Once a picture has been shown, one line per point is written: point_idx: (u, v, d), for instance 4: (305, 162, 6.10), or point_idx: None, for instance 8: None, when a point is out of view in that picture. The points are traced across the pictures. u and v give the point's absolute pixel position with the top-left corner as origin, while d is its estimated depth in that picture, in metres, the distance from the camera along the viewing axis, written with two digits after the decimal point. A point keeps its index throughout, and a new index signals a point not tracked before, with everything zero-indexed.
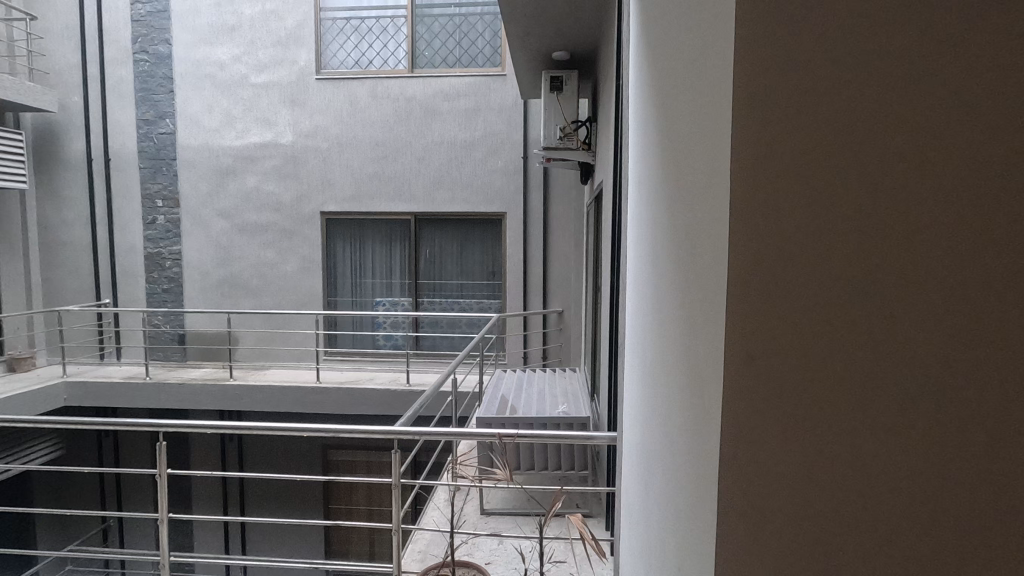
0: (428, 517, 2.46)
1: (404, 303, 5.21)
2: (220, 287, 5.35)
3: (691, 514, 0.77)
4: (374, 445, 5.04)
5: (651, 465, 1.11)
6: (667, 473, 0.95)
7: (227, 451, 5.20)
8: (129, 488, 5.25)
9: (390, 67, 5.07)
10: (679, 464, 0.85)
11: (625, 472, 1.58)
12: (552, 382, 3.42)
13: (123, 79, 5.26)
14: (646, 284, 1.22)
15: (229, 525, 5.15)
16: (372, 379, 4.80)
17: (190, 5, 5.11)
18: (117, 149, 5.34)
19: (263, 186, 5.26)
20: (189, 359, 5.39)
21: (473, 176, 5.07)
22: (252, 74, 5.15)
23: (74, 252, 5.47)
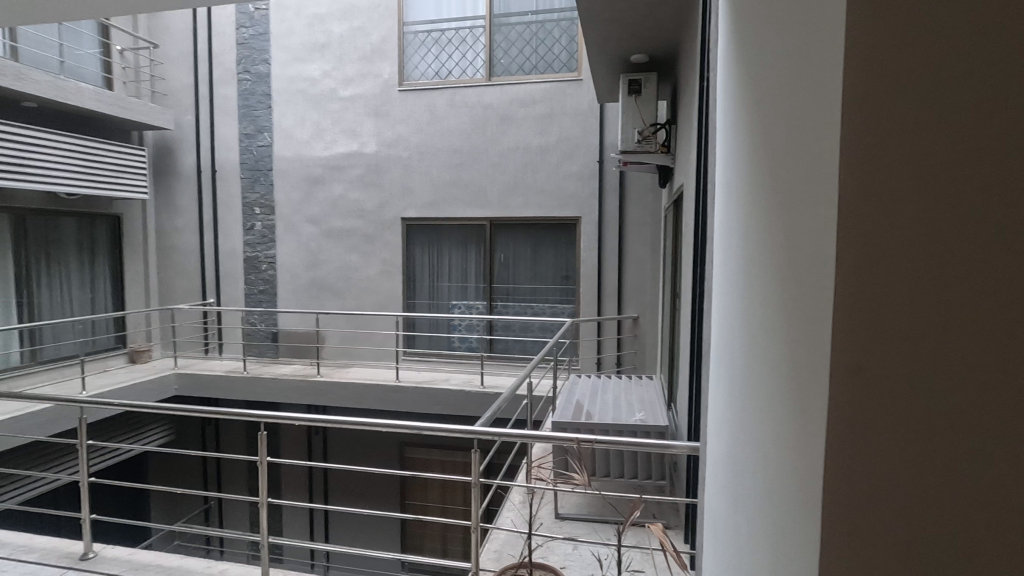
0: (505, 516, 2.49)
1: (479, 306, 5.32)
2: (309, 289, 5.70)
3: (786, 523, 0.75)
4: (449, 444, 5.18)
5: (738, 475, 1.09)
6: (757, 480, 0.93)
7: (314, 443, 5.53)
8: (228, 472, 5.72)
9: (469, 75, 5.20)
10: (773, 480, 0.83)
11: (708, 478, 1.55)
12: (627, 390, 3.34)
13: (228, 97, 5.74)
14: (732, 294, 1.18)
15: (314, 512, 5.48)
16: (448, 380, 4.94)
17: (287, 26, 5.51)
18: (222, 161, 5.84)
19: (349, 194, 5.56)
20: (281, 355, 5.78)
21: (548, 181, 5.10)
22: (340, 88, 5.46)
23: (185, 256, 6.04)
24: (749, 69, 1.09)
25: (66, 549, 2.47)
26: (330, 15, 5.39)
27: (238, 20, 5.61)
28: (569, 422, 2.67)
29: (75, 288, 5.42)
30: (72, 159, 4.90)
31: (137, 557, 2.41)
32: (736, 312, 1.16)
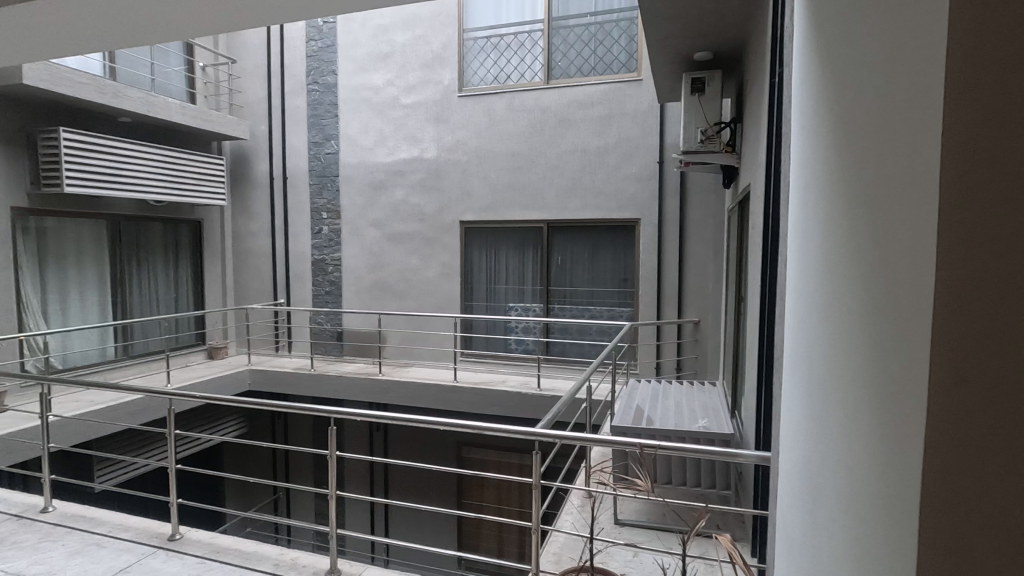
0: (564, 519, 2.49)
1: (536, 308, 5.34)
2: (371, 290, 5.91)
3: (873, 540, 0.71)
4: (505, 445, 5.22)
5: (818, 490, 1.04)
6: (839, 495, 0.89)
7: (375, 439, 5.72)
8: (295, 464, 6.01)
9: (527, 79, 5.23)
10: (858, 494, 0.79)
11: (780, 483, 1.50)
12: (689, 396, 3.25)
13: (299, 107, 6.03)
14: (812, 299, 1.14)
15: (375, 506, 5.67)
16: (505, 382, 4.97)
17: (353, 38, 5.74)
18: (293, 169, 6.14)
19: (410, 199, 5.72)
20: (345, 354, 6.02)
21: (606, 183, 5.05)
22: (402, 96, 5.63)
23: (258, 258, 6.38)
24: (829, 65, 1.04)
25: (154, 530, 2.66)
26: (393, 25, 5.57)
27: (308, 34, 5.90)
28: (629, 427, 2.63)
29: (161, 288, 5.86)
30: (161, 169, 5.32)
31: (217, 541, 2.57)
32: (814, 315, 1.12)
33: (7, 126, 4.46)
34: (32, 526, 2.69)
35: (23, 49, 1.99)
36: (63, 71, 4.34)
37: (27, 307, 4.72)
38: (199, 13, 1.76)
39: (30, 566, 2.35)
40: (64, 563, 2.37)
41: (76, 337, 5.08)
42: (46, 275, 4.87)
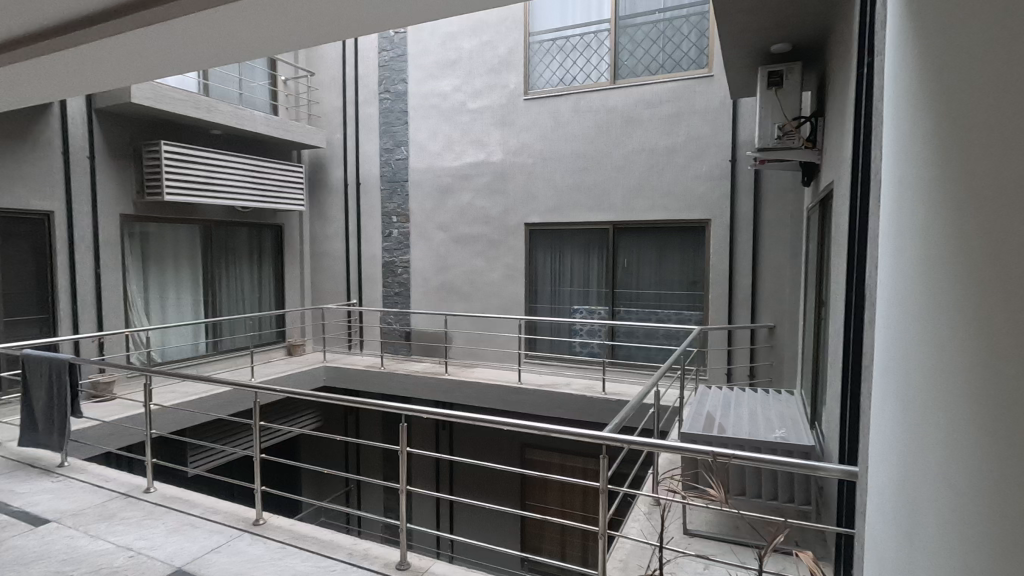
0: (631, 526, 2.45)
1: (601, 311, 5.30)
2: (438, 292, 6.06)
3: (973, 551, 0.69)
4: (569, 448, 5.19)
5: (908, 498, 1.00)
6: (933, 501, 0.86)
7: (441, 437, 5.85)
8: (366, 458, 6.25)
9: (593, 80, 5.19)
10: (954, 502, 0.77)
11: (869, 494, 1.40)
12: (764, 404, 3.10)
13: (371, 116, 6.29)
14: (903, 297, 1.09)
15: (440, 503, 5.80)
16: (570, 384, 4.95)
17: (422, 47, 5.91)
18: (366, 174, 6.40)
19: (476, 202, 5.81)
20: (413, 353, 6.20)
21: (675, 184, 4.91)
22: (469, 101, 5.74)
23: (333, 260, 6.70)
24: (927, 49, 0.97)
25: (241, 515, 2.85)
26: (460, 32, 5.70)
27: (380, 45, 6.15)
28: (700, 435, 2.54)
29: (247, 289, 6.27)
30: (247, 177, 5.69)
31: (296, 527, 2.72)
32: (906, 312, 1.07)
33: (117, 141, 4.95)
34: (137, 504, 2.96)
35: (134, 72, 2.21)
36: (164, 88, 4.73)
37: (133, 305, 5.20)
38: (280, 40, 1.88)
39: (136, 540, 2.58)
40: (164, 540, 2.58)
41: (173, 334, 5.54)
42: (148, 275, 5.33)
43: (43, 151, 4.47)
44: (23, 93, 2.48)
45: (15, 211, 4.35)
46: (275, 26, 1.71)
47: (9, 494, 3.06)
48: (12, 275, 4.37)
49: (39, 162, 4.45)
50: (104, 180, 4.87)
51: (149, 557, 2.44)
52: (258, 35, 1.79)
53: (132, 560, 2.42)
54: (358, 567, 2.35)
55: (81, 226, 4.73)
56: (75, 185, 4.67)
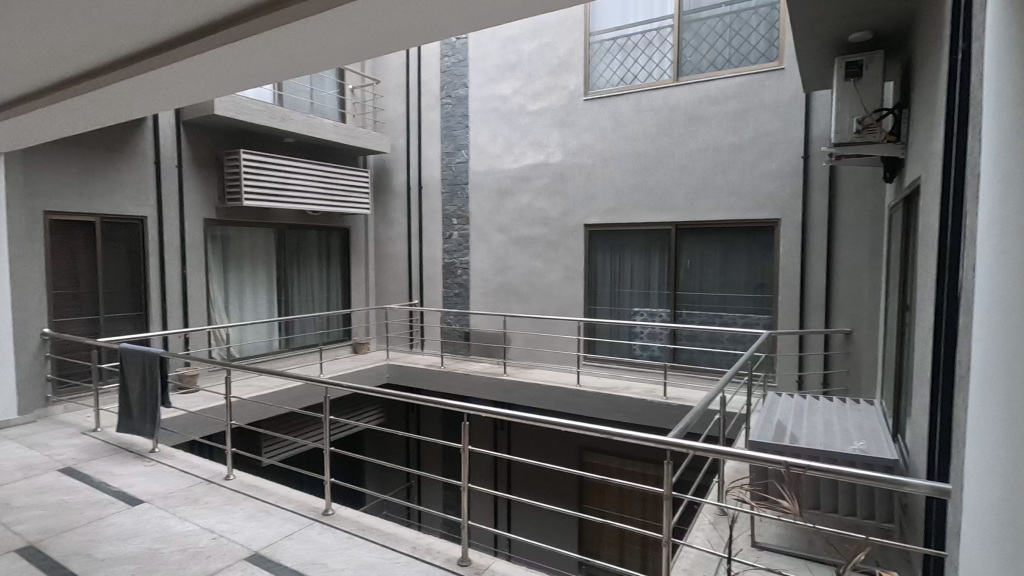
0: (695, 534, 2.38)
1: (663, 313, 5.19)
2: (497, 293, 6.12)
3: None
4: (628, 452, 5.11)
5: (1012, 510, 0.94)
6: None
7: (500, 437, 5.91)
8: (426, 455, 6.40)
9: (655, 77, 5.09)
10: None
11: (965, 495, 1.29)
12: (841, 414, 2.93)
13: (433, 121, 6.45)
14: (1006, 296, 1.01)
15: (498, 502, 5.85)
16: (629, 388, 4.87)
17: (483, 51, 6.00)
18: (428, 178, 6.57)
19: (535, 203, 5.82)
20: (472, 353, 6.30)
21: (741, 182, 4.73)
22: (528, 103, 5.77)
23: (396, 262, 6.92)
24: None
25: (311, 504, 2.99)
26: (521, 35, 5.74)
27: (443, 51, 6.29)
28: (770, 444, 2.43)
29: (316, 289, 6.58)
30: (317, 183, 5.97)
31: (362, 519, 2.82)
32: (1009, 313, 0.99)
33: (201, 150, 5.32)
34: (219, 490, 3.16)
35: (220, 80, 2.37)
36: (243, 100, 5.05)
37: (215, 304, 5.57)
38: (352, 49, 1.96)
39: (217, 524, 2.76)
40: (243, 525, 2.75)
41: (250, 331, 5.88)
42: (228, 276, 5.69)
43: (138, 162, 4.87)
44: (125, 104, 2.71)
45: (114, 217, 4.76)
46: (348, 29, 1.82)
47: (109, 475, 3.36)
48: (112, 275, 4.79)
49: (134, 173, 4.84)
50: (190, 187, 5.25)
51: (230, 540, 2.61)
52: (331, 39, 1.90)
53: (215, 542, 2.59)
54: (421, 561, 2.41)
55: (169, 230, 5.12)
56: (165, 193, 5.06)
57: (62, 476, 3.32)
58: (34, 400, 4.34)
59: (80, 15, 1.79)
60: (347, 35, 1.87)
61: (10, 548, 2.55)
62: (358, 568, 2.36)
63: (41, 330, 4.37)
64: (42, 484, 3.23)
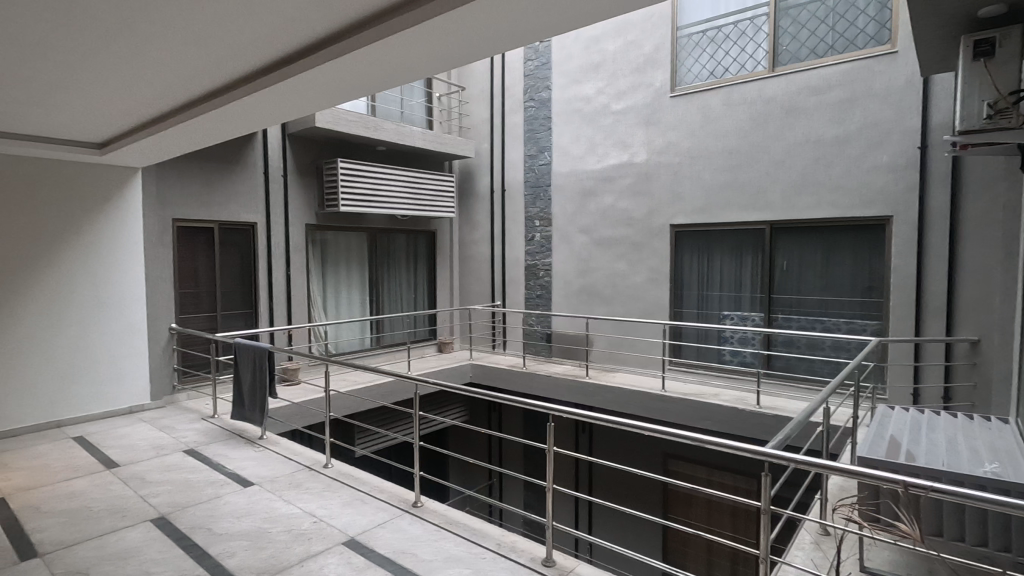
0: (794, 553, 2.22)
1: (756, 318, 4.94)
2: (579, 294, 6.09)
3: None
4: (717, 462, 4.89)
5: None
6: None
7: (581, 439, 5.88)
8: (508, 454, 6.49)
9: (749, 69, 4.84)
10: None
11: None
12: (968, 432, 2.63)
13: (517, 124, 6.53)
14: None
15: (580, 504, 5.82)
16: (719, 395, 4.66)
17: (566, 53, 6.00)
18: (511, 181, 6.66)
19: (619, 204, 5.73)
20: (554, 355, 6.32)
21: (846, 177, 4.39)
22: (612, 102, 5.69)
23: (479, 264, 7.07)
24: None
25: (402, 496, 3.13)
26: (605, 35, 5.67)
27: (526, 55, 6.36)
28: (882, 461, 2.22)
29: (405, 290, 6.86)
30: (407, 188, 6.23)
31: (449, 513, 2.90)
32: None
33: (303, 161, 5.73)
34: (319, 476, 3.39)
35: (326, 85, 2.55)
36: (340, 112, 5.37)
37: (315, 303, 5.98)
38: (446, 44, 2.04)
39: (318, 508, 2.96)
40: (340, 511, 2.92)
41: (345, 329, 6.25)
42: (326, 277, 6.09)
43: (250, 172, 5.33)
44: (244, 114, 2.99)
45: (229, 223, 5.23)
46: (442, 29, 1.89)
47: (225, 458, 3.70)
48: (227, 276, 5.27)
49: (246, 183, 5.30)
50: (293, 195, 5.67)
51: (329, 524, 2.79)
52: (426, 38, 2.01)
53: (315, 525, 2.78)
54: (506, 558, 2.45)
55: (276, 235, 5.55)
56: (272, 200, 5.49)
57: (186, 457, 3.70)
58: (163, 387, 4.86)
59: (211, 26, 1.99)
60: (441, 34, 1.97)
61: (145, 518, 2.87)
62: (446, 560, 2.43)
63: (169, 325, 4.89)
64: (170, 463, 3.61)
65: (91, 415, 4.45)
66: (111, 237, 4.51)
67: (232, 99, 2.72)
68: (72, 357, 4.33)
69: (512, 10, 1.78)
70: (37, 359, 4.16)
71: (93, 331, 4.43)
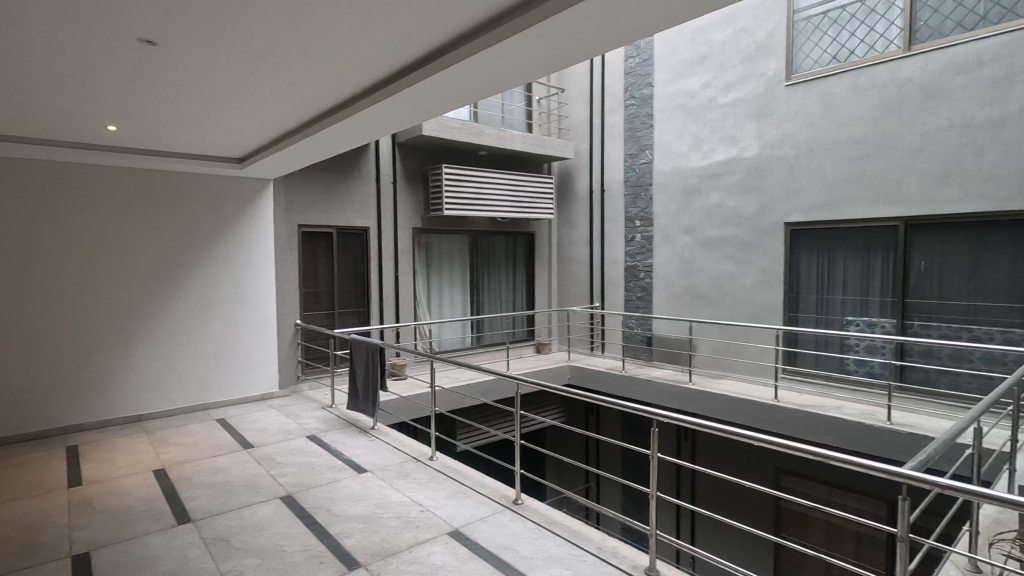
0: None
1: (886, 324, 4.48)
2: (682, 297, 5.87)
3: None
4: (838, 480, 4.49)
5: None
6: None
7: (684, 446, 5.66)
8: (606, 457, 6.42)
9: (879, 50, 4.39)
10: None
11: None
12: None
13: (617, 123, 6.44)
14: None
15: (682, 513, 5.62)
16: (841, 408, 4.27)
17: (669, 47, 5.81)
18: (611, 181, 6.58)
19: (727, 202, 5.44)
20: (655, 359, 6.14)
21: (1001, 164, 3.84)
22: (719, 95, 5.42)
23: (578, 265, 7.05)
24: None
25: (503, 492, 3.20)
26: (712, 25, 5.41)
27: (628, 52, 6.24)
28: None
29: (505, 290, 7.00)
30: (507, 190, 6.36)
31: (549, 512, 2.92)
32: None
33: (411, 168, 6.05)
34: (425, 468, 3.56)
35: (438, 93, 2.69)
36: (445, 120, 5.60)
37: (420, 303, 6.28)
38: (553, 41, 2.07)
39: (425, 498, 3.11)
40: (445, 502, 3.05)
41: (447, 328, 6.51)
42: (431, 278, 6.38)
43: (364, 180, 5.71)
44: (364, 125, 3.23)
45: (346, 228, 5.65)
46: (549, 26, 1.92)
47: (342, 445, 4.00)
48: (343, 277, 5.70)
49: (361, 191, 5.69)
50: (403, 200, 6.01)
51: (435, 514, 2.92)
52: (535, 41, 2.07)
53: (423, 514, 2.92)
54: (607, 563, 2.42)
55: (387, 238, 5.91)
56: (383, 206, 5.84)
57: (309, 442, 4.05)
58: (289, 378, 5.36)
59: (339, 44, 2.18)
60: (548, 37, 2.02)
61: (275, 495, 3.19)
62: (547, 559, 2.45)
63: (295, 321, 5.37)
64: (296, 447, 3.97)
65: (230, 399, 5.00)
66: (247, 241, 5.04)
67: (353, 111, 2.95)
68: (216, 347, 4.91)
69: (622, 3, 1.76)
70: (189, 348, 4.77)
71: (232, 325, 4.99)
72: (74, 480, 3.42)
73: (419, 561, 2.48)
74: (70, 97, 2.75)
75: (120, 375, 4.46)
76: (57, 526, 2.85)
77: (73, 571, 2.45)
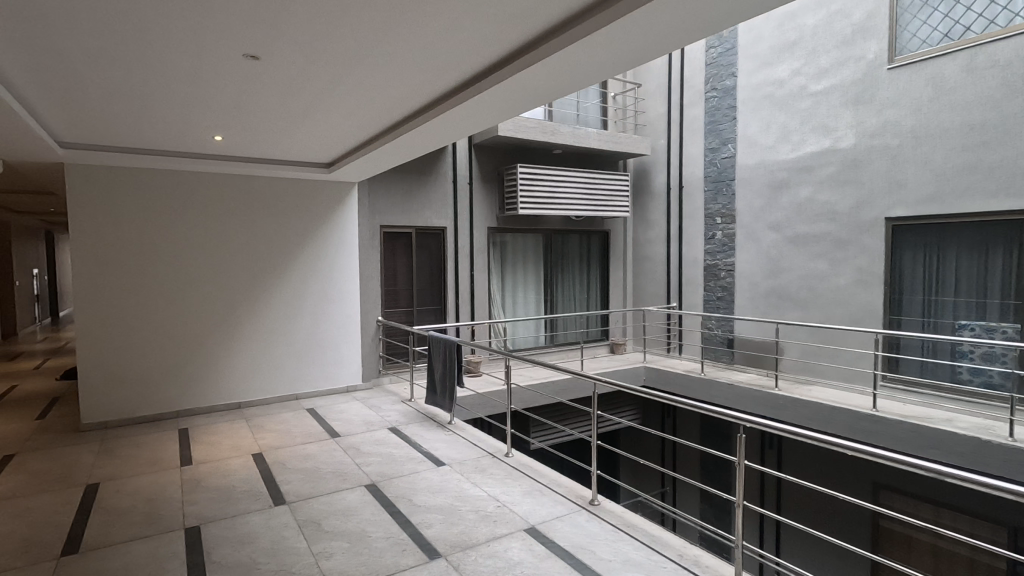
0: None
1: (1008, 330, 4.02)
2: (767, 297, 5.58)
3: None
4: (949, 500, 4.08)
5: None
6: None
7: (769, 454, 5.37)
8: (683, 461, 6.22)
9: (1002, 24, 3.93)
10: None
11: None
12: None
13: (697, 117, 6.22)
14: None
15: (766, 524, 5.35)
16: (952, 421, 3.89)
17: (755, 34, 5.54)
18: (690, 177, 6.35)
19: (818, 196, 5.11)
20: (736, 362, 5.87)
21: None
22: (811, 83, 5.09)
23: (654, 264, 6.88)
24: None
25: (579, 492, 3.17)
26: (803, 9, 5.11)
27: (708, 43, 6.02)
28: None
29: (579, 290, 6.96)
30: (582, 189, 6.32)
31: (626, 515, 2.87)
32: None
33: (487, 168, 6.15)
34: (501, 464, 3.61)
35: (517, 93, 2.71)
36: (521, 120, 5.65)
37: (495, 301, 6.37)
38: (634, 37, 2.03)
39: (502, 493, 3.16)
40: (522, 499, 3.08)
41: (522, 326, 6.56)
42: (505, 277, 6.46)
43: (442, 181, 5.88)
44: (445, 127, 3.31)
45: (424, 228, 5.84)
46: (631, 21, 1.88)
47: (421, 437, 4.14)
48: (421, 276, 5.89)
49: (439, 192, 5.85)
50: (478, 199, 6.12)
51: (512, 510, 2.96)
52: (617, 37, 2.04)
53: (500, 509, 2.97)
54: (688, 571, 2.35)
55: (463, 237, 6.04)
56: (460, 206, 5.98)
57: (391, 434, 4.22)
58: (371, 371, 5.61)
59: (424, 49, 2.26)
60: (632, 33, 1.99)
61: (361, 483, 3.35)
62: (624, 563, 2.41)
63: (377, 318, 5.62)
64: (379, 437, 4.15)
65: (319, 391, 5.31)
66: (335, 241, 5.32)
67: (435, 114, 3.04)
68: (307, 341, 5.22)
69: None
70: (283, 341, 5.12)
71: (321, 321, 5.29)
72: (186, 460, 3.77)
73: (496, 556, 2.52)
74: (185, 110, 3.02)
75: (225, 365, 4.86)
76: (173, 501, 3.15)
77: (186, 542, 2.70)
